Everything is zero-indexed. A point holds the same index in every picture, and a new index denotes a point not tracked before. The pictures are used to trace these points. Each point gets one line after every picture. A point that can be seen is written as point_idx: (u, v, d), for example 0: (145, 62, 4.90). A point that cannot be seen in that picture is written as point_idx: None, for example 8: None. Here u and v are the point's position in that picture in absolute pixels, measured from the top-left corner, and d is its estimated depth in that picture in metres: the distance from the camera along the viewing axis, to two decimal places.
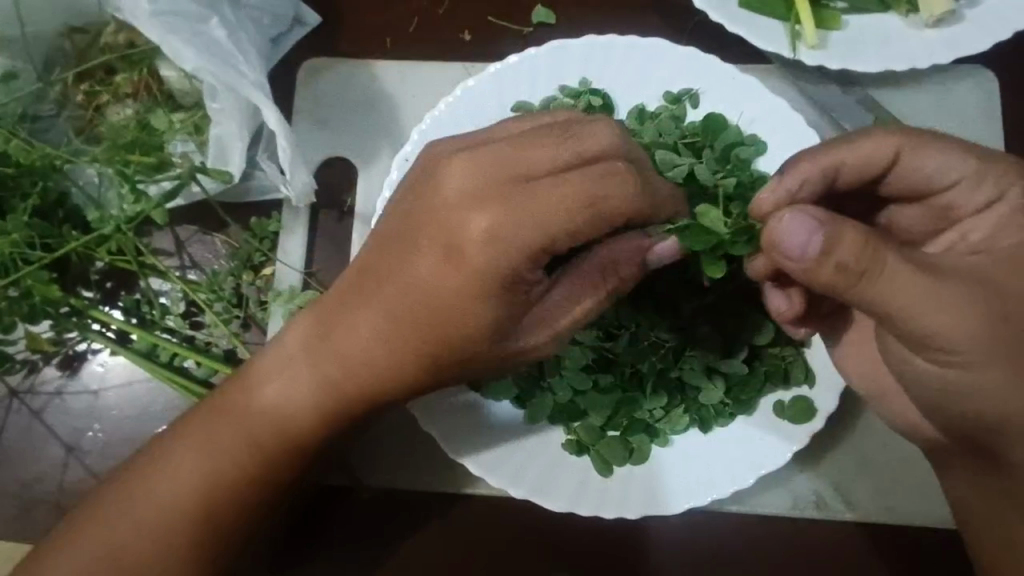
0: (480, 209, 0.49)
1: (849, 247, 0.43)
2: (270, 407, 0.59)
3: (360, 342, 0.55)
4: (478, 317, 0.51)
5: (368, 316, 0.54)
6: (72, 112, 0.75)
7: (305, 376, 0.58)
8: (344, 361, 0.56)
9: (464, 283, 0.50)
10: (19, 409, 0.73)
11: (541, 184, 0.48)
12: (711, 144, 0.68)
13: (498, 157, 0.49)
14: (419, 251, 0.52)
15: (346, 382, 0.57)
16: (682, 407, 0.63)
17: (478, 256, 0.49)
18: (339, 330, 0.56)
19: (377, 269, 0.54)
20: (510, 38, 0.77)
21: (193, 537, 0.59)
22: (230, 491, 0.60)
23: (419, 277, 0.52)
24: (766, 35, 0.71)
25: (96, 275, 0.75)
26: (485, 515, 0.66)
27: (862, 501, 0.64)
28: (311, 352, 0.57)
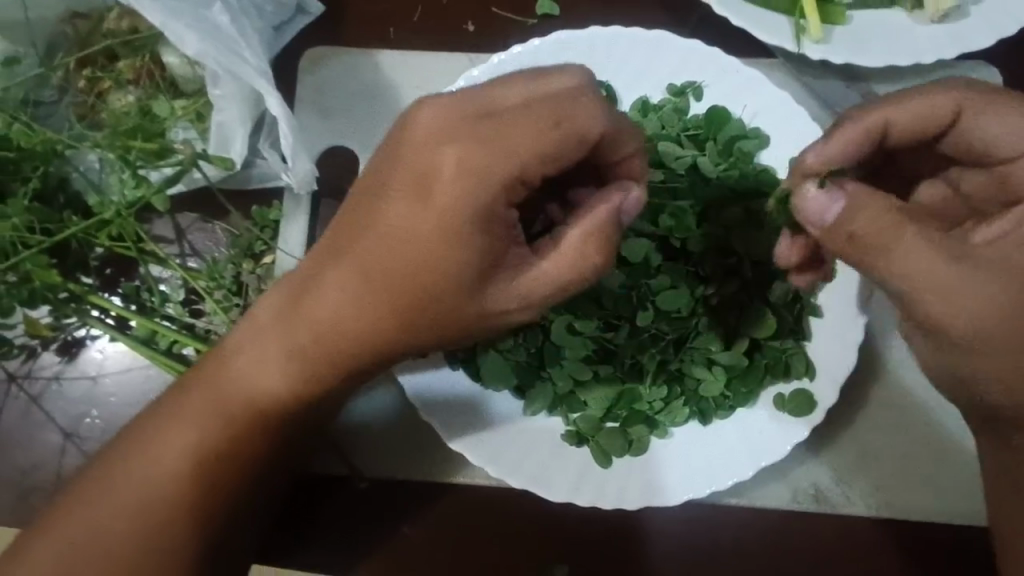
0: (450, 148, 0.50)
1: (866, 221, 0.48)
2: (244, 379, 0.58)
3: (334, 307, 0.54)
4: (453, 267, 0.52)
5: (338, 279, 0.54)
6: (73, 97, 0.75)
7: (278, 341, 0.57)
8: (314, 327, 0.55)
9: (440, 228, 0.51)
10: (18, 394, 0.73)
11: (507, 117, 0.50)
12: (714, 137, 0.68)
13: (468, 94, 0.52)
14: (389, 199, 0.52)
15: (317, 345, 0.56)
16: (682, 399, 0.63)
17: (452, 199, 0.51)
18: (310, 296, 0.55)
19: (351, 226, 0.54)
20: (513, 29, 0.77)
21: (185, 520, 0.59)
22: (213, 472, 0.60)
23: (391, 230, 0.52)
24: (770, 28, 0.71)
25: (96, 261, 0.74)
26: (482, 506, 0.66)
27: (861, 496, 0.64)
28: (282, 318, 0.57)
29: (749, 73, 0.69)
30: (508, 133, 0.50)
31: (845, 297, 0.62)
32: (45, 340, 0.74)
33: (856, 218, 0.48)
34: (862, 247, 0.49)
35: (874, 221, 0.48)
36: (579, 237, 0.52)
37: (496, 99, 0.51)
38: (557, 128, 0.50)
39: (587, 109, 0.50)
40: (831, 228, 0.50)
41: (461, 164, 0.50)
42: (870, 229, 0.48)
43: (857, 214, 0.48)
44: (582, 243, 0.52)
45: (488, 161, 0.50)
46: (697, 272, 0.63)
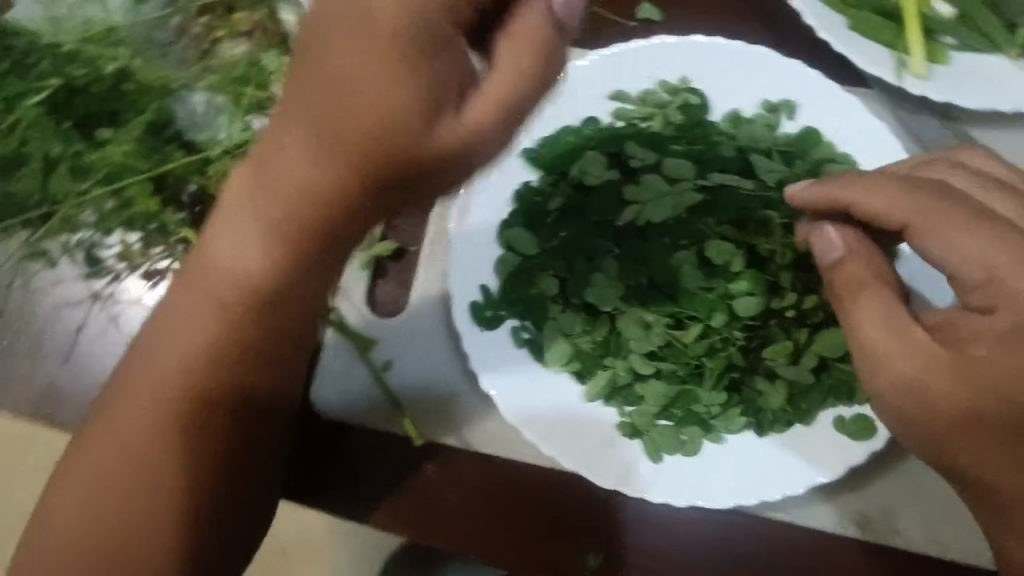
0: None
1: (847, 270, 0.55)
2: (230, 272, 0.53)
3: (291, 169, 0.45)
4: (409, 95, 0.42)
5: (295, 137, 0.44)
6: (189, 41, 0.78)
7: (252, 220, 0.49)
8: (282, 198, 0.46)
9: (382, 56, 0.41)
10: (99, 312, 0.77)
11: None
12: (802, 157, 0.70)
13: None
14: (332, 29, 0.42)
15: (290, 217, 0.47)
16: (741, 407, 0.63)
17: (394, 23, 0.41)
18: (266, 161, 0.46)
19: (300, 69, 0.44)
20: (616, 30, 0.78)
21: (186, 426, 0.58)
22: (208, 376, 0.58)
23: (341, 68, 0.42)
24: (873, 60, 0.71)
25: (188, 198, 0.78)
26: (527, 483, 0.67)
27: (909, 528, 0.64)
28: (246, 196, 0.48)
29: (845, 100, 0.70)
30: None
31: (920, 271, 0.66)
32: (131, 265, 0.77)
33: (844, 267, 0.55)
34: (836, 293, 0.56)
35: (852, 271, 0.55)
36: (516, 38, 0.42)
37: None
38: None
39: None
40: (826, 256, 0.57)
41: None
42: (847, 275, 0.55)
43: (850, 262, 0.55)
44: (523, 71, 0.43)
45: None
46: (775, 282, 0.63)
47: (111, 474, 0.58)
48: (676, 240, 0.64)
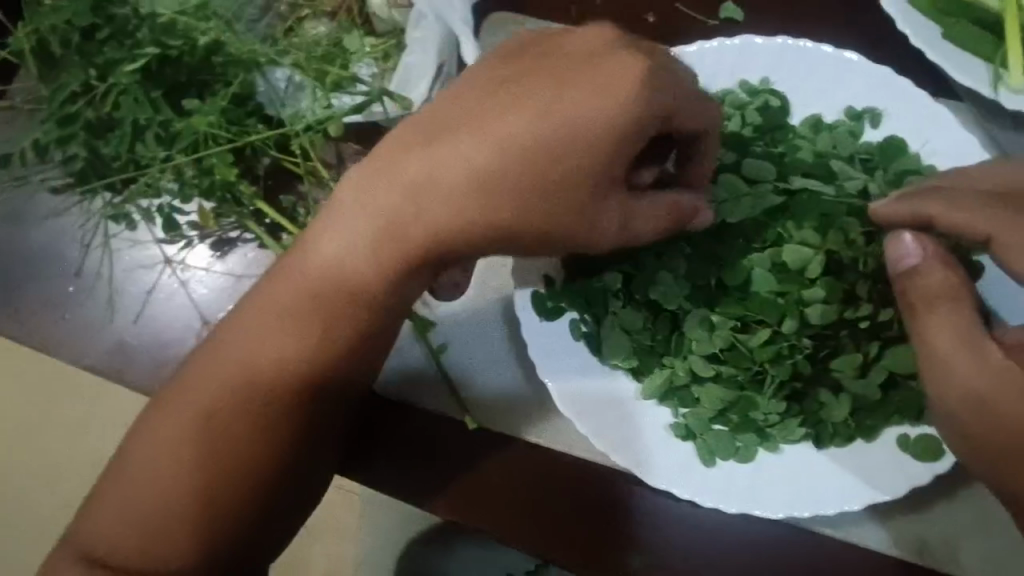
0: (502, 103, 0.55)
1: (934, 281, 0.51)
2: (331, 258, 0.59)
3: (450, 180, 0.55)
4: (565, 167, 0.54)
5: (455, 167, 0.55)
6: (275, 19, 0.81)
7: (366, 219, 0.57)
8: (416, 203, 0.56)
9: (498, 111, 0.55)
10: (172, 275, 0.82)
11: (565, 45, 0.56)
12: (885, 166, 0.67)
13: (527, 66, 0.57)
14: (504, 116, 0.55)
15: (415, 211, 0.56)
16: (800, 418, 0.62)
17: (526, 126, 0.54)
18: (427, 182, 0.56)
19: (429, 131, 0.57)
20: (695, 28, 0.78)
21: (246, 481, 0.60)
22: (265, 412, 0.61)
23: (485, 136, 0.55)
24: (968, 71, 0.68)
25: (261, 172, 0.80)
26: (574, 474, 0.68)
27: (970, 560, 0.62)
28: (382, 228, 0.57)
29: (935, 110, 0.68)
30: (554, 63, 0.56)
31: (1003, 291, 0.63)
32: (203, 233, 0.82)
33: (924, 278, 0.51)
34: (914, 302, 0.51)
35: (938, 283, 0.51)
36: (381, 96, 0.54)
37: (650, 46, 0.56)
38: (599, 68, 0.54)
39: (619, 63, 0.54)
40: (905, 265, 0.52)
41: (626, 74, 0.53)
42: (933, 285, 0.51)
43: (931, 272, 0.51)
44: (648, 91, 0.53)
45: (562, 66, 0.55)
46: (851, 292, 0.60)
47: (160, 500, 0.59)
48: (755, 236, 0.61)
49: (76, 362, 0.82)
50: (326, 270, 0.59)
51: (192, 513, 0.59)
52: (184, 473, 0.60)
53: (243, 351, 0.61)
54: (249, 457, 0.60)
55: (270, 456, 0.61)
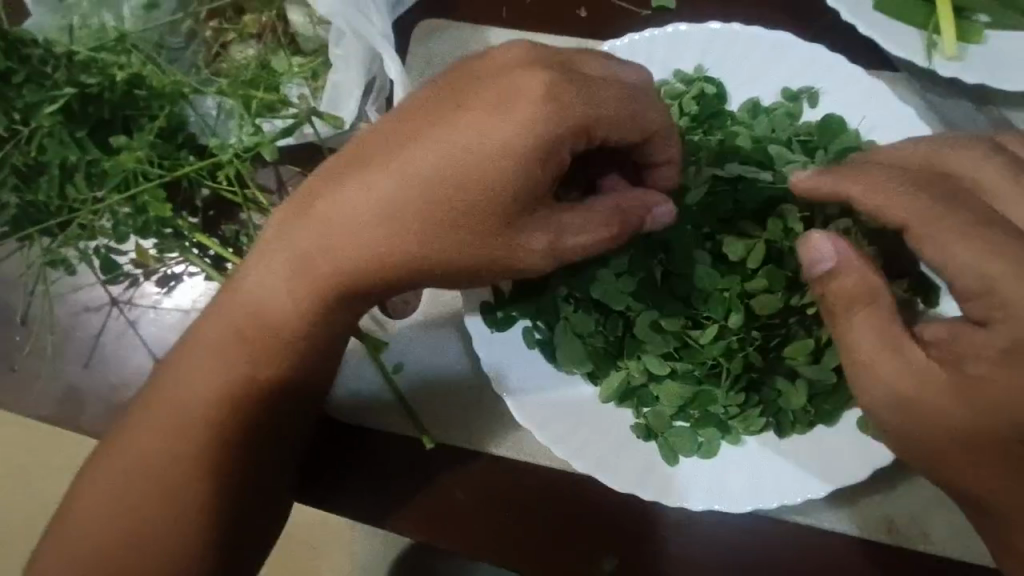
0: (431, 127, 0.54)
1: (845, 284, 0.50)
2: (254, 298, 0.58)
3: (366, 220, 0.54)
4: (485, 205, 0.53)
5: (372, 204, 0.54)
6: (200, 45, 0.78)
7: (287, 259, 0.57)
8: (335, 243, 0.55)
9: (418, 143, 0.54)
10: (118, 316, 0.79)
11: (498, 71, 0.54)
12: (826, 145, 0.66)
13: (460, 82, 0.55)
14: (430, 147, 0.54)
15: (336, 251, 0.55)
16: (759, 409, 0.61)
17: (451, 158, 0.53)
18: (342, 220, 0.55)
19: (354, 164, 0.55)
20: (627, 19, 0.76)
21: (199, 518, 0.59)
22: (230, 446, 0.59)
23: (411, 173, 0.54)
24: (901, 42, 0.68)
25: (200, 203, 0.79)
26: (540, 484, 0.67)
27: (936, 533, 0.63)
28: (303, 264, 0.56)
29: (870, 85, 0.67)
30: (477, 89, 0.54)
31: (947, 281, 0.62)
32: (149, 270, 0.79)
33: (836, 282, 0.50)
34: (829, 307, 0.51)
35: (850, 286, 0.50)
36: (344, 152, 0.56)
37: (576, 63, 0.56)
38: (515, 100, 0.53)
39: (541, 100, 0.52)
40: (817, 274, 0.51)
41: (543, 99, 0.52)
42: (845, 291, 0.50)
43: (844, 275, 0.50)
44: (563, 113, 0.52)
45: (485, 94, 0.54)
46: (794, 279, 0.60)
47: (120, 546, 0.58)
48: (700, 228, 0.62)
49: (26, 414, 0.78)
50: (253, 313, 0.59)
51: (154, 559, 0.58)
52: (138, 517, 0.58)
53: (198, 398, 0.59)
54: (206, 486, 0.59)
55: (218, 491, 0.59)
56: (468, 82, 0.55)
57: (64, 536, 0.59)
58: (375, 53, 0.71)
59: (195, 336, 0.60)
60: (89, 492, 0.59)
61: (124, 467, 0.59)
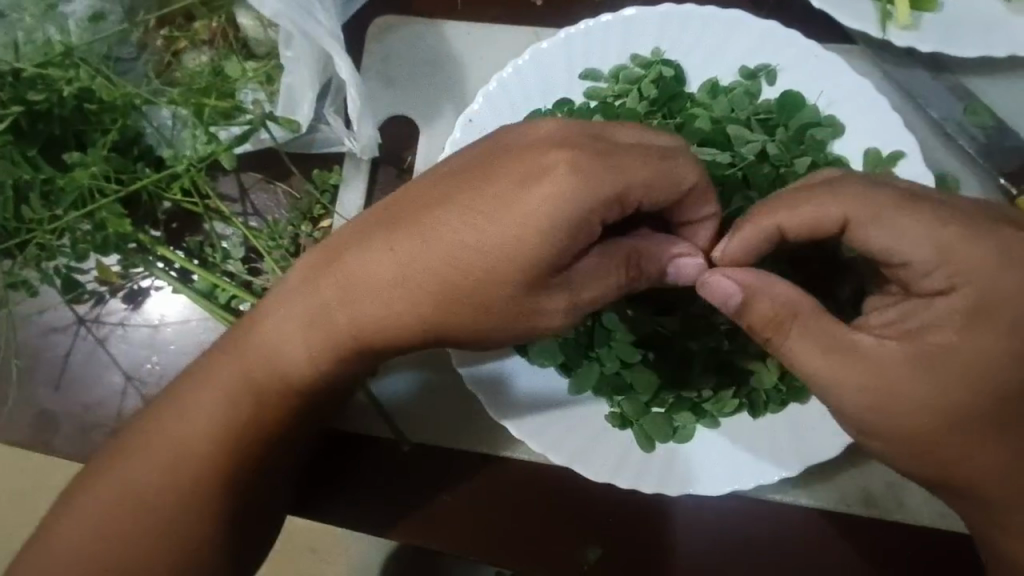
0: (460, 193, 0.53)
1: (758, 313, 0.49)
2: (268, 352, 0.59)
3: (382, 286, 0.54)
4: (497, 274, 0.52)
5: (389, 270, 0.54)
6: (151, 55, 0.77)
7: (302, 319, 0.57)
8: (352, 311, 0.55)
9: (442, 210, 0.53)
10: (86, 335, 0.77)
11: (538, 141, 0.51)
12: (785, 123, 0.66)
13: (501, 146, 0.53)
14: (451, 214, 0.52)
15: (354, 319, 0.56)
16: (732, 390, 0.61)
17: (471, 229, 0.52)
18: (359, 287, 0.55)
19: (381, 227, 0.55)
20: (583, 5, 0.76)
21: (180, 538, 0.58)
22: (205, 465, 0.58)
23: (430, 242, 0.53)
24: (855, 13, 0.67)
25: (163, 215, 0.77)
26: (521, 480, 0.66)
27: (914, 503, 0.63)
28: (320, 326, 0.57)
29: (827, 59, 0.67)
30: (505, 158, 0.52)
31: None
32: (115, 287, 0.78)
33: (754, 310, 0.49)
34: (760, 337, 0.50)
35: (766, 315, 0.49)
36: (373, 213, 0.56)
37: (609, 132, 0.52)
38: (541, 175, 0.50)
39: (555, 161, 0.50)
40: (732, 309, 0.50)
41: (568, 171, 0.49)
42: (762, 321, 0.49)
43: (758, 303, 0.49)
44: (588, 185, 0.49)
45: (512, 162, 0.51)
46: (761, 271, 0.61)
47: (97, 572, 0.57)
48: None
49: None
50: (270, 365, 0.59)
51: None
52: (114, 542, 0.57)
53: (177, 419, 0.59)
54: (184, 507, 0.58)
55: (195, 510, 0.58)
56: (501, 151, 0.52)
57: (37, 560, 0.58)
58: (326, 55, 0.70)
59: (208, 371, 0.60)
60: (73, 518, 0.58)
61: (107, 495, 0.58)
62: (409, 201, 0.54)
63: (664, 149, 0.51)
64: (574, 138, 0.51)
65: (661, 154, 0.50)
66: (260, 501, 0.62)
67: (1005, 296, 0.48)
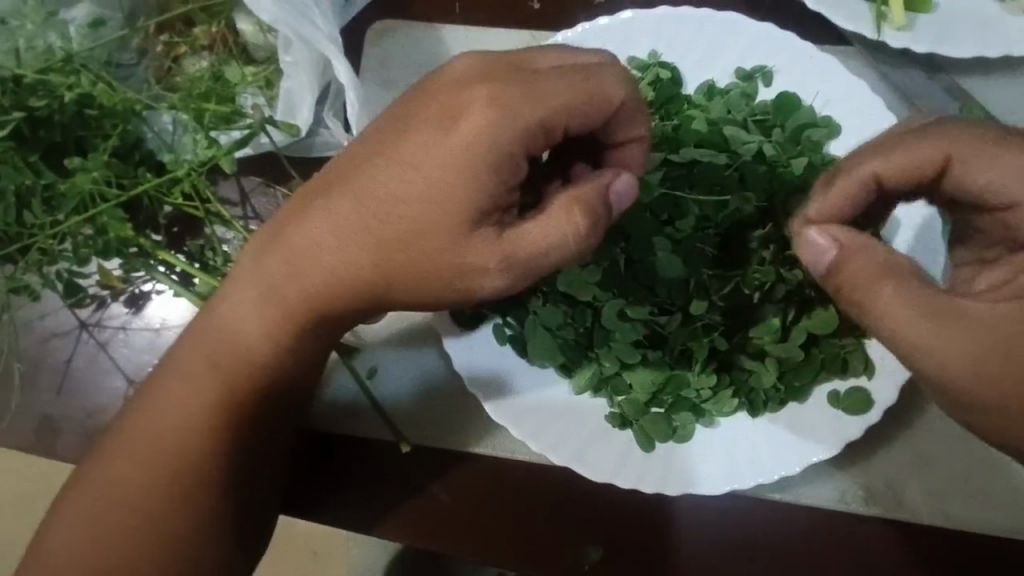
0: (390, 146, 0.53)
1: (861, 265, 0.46)
2: (229, 327, 0.59)
3: (325, 250, 0.54)
4: (436, 220, 0.51)
5: (327, 229, 0.54)
6: (151, 60, 0.78)
7: (254, 289, 0.57)
8: (298, 274, 0.55)
9: (374, 165, 0.53)
10: (87, 339, 0.78)
11: (456, 85, 0.52)
12: (782, 124, 0.66)
13: (423, 94, 0.53)
14: (382, 166, 0.53)
15: (300, 282, 0.55)
16: (731, 390, 0.62)
17: (405, 179, 0.52)
18: (301, 249, 0.55)
19: (317, 190, 0.55)
20: (580, 9, 0.76)
21: (179, 535, 0.58)
22: (205, 464, 0.59)
23: (366, 197, 0.53)
24: (850, 15, 0.68)
25: (164, 220, 0.78)
26: (523, 480, 0.67)
27: (914, 502, 0.64)
28: (269, 291, 0.57)
29: (823, 60, 0.67)
30: (424, 106, 0.52)
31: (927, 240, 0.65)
32: (116, 291, 0.79)
33: (853, 262, 0.47)
34: (855, 299, 0.47)
35: (866, 268, 0.46)
36: (309, 184, 0.56)
37: (529, 60, 0.53)
38: (460, 115, 0.50)
39: (480, 100, 0.50)
40: (829, 265, 0.48)
41: (492, 108, 0.50)
42: (866, 273, 0.46)
43: (853, 261, 0.47)
44: (510, 116, 0.49)
45: (432, 110, 0.52)
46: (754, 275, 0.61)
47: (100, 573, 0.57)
48: (659, 216, 0.63)
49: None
50: (221, 336, 0.60)
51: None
52: (117, 543, 0.57)
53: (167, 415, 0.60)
54: (180, 504, 0.58)
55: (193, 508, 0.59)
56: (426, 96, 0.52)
57: (39, 560, 0.58)
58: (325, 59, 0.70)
59: (187, 364, 0.60)
60: (73, 518, 0.59)
61: (109, 496, 0.59)
62: (343, 162, 0.55)
63: (584, 68, 0.51)
64: (491, 75, 0.51)
65: (582, 81, 0.50)
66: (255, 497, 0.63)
67: (1006, 292, 0.48)
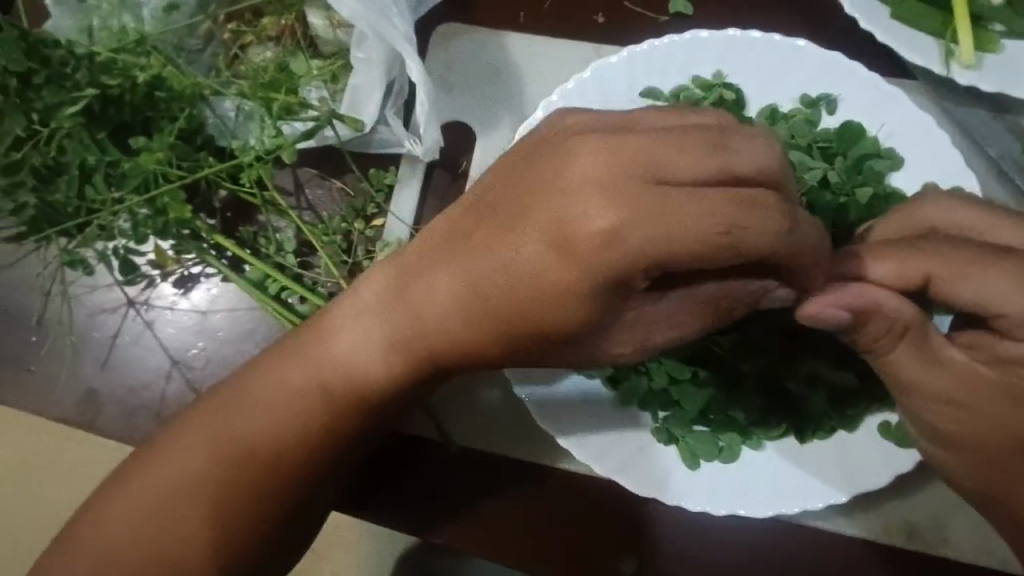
0: (516, 218, 0.48)
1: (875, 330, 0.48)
2: (342, 364, 0.59)
3: (443, 310, 0.53)
4: (560, 316, 0.48)
5: (448, 288, 0.52)
6: (218, 48, 0.79)
7: (378, 331, 0.57)
8: (420, 324, 0.54)
9: (495, 229, 0.49)
10: (135, 317, 0.79)
11: (579, 146, 0.46)
12: (844, 152, 0.67)
13: (542, 147, 0.48)
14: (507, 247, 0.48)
15: (422, 336, 0.55)
16: (780, 413, 0.62)
17: (528, 262, 0.48)
18: (423, 302, 0.54)
19: (436, 254, 0.53)
20: (644, 25, 0.77)
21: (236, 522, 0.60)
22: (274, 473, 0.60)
23: (486, 273, 0.49)
24: (919, 50, 0.68)
25: (218, 204, 0.79)
26: (566, 490, 0.67)
27: (958, 539, 0.63)
28: (393, 342, 0.56)
29: (890, 92, 0.67)
30: (553, 169, 0.47)
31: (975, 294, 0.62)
32: (165, 271, 0.79)
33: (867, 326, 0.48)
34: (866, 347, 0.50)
35: (881, 331, 0.48)
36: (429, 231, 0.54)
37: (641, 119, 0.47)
38: (589, 201, 0.44)
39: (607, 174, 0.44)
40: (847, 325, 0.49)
41: (606, 158, 0.45)
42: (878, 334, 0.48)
43: (871, 321, 0.48)
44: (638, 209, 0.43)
45: (555, 177, 0.46)
46: None
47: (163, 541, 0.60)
48: None
49: (43, 414, 0.78)
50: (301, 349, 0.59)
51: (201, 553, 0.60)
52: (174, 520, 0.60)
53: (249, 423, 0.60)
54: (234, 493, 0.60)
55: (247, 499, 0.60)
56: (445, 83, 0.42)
57: (96, 529, 0.60)
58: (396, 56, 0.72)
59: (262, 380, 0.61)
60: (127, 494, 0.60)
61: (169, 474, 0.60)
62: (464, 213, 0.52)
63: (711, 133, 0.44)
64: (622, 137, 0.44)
65: (712, 142, 0.43)
66: (318, 501, 0.64)
67: None
